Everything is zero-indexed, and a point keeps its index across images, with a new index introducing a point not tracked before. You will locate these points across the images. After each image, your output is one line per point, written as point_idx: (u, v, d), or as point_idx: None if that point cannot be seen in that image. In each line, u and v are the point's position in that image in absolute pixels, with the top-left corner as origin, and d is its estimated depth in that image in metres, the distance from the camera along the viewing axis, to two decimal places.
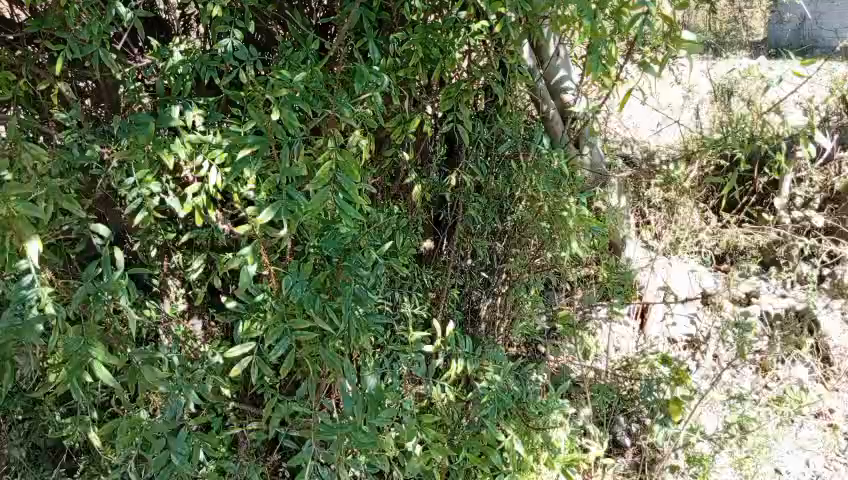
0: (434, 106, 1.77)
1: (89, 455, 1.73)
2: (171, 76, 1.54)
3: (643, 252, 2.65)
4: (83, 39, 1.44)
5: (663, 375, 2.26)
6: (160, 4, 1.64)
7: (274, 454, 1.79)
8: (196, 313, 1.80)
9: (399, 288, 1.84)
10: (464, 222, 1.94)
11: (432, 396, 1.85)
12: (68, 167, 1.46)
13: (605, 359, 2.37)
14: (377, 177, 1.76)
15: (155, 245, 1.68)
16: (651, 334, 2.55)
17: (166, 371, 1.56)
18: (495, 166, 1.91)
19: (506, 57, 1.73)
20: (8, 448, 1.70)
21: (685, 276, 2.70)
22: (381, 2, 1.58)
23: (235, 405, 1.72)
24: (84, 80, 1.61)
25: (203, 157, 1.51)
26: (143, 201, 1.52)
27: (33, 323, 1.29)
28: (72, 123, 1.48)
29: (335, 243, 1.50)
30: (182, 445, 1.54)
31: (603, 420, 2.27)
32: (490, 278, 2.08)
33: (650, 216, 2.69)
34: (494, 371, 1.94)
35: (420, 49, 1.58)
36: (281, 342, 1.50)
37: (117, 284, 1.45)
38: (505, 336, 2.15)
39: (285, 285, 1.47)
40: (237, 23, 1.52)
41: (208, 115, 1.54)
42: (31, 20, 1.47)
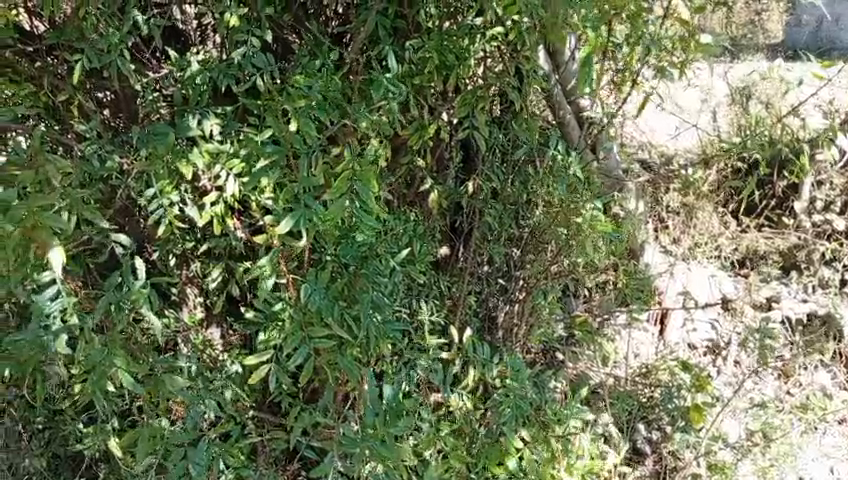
0: (450, 113, 1.77)
1: (108, 464, 1.74)
2: (190, 87, 1.56)
3: (662, 256, 2.62)
4: (102, 49, 1.46)
5: (683, 382, 2.25)
6: (177, 14, 1.63)
7: (294, 462, 1.78)
8: (214, 322, 1.78)
9: (416, 295, 1.83)
10: (481, 229, 1.94)
11: (450, 404, 1.84)
12: (89, 178, 1.48)
13: (624, 366, 2.34)
14: (393, 184, 1.76)
15: (173, 254, 1.68)
16: (671, 340, 2.51)
17: (186, 379, 1.58)
18: (512, 172, 1.89)
19: (522, 63, 1.71)
20: (29, 457, 1.71)
21: (706, 281, 2.65)
22: (396, 10, 1.59)
23: (252, 414, 1.70)
24: (103, 91, 1.61)
25: (221, 167, 1.50)
26: (164, 211, 1.52)
27: (49, 338, 1.35)
28: (92, 134, 1.50)
29: (354, 250, 1.52)
30: (200, 456, 1.58)
31: (623, 428, 2.22)
32: (508, 285, 2.07)
33: (668, 221, 2.69)
34: (511, 378, 1.87)
35: (436, 56, 1.59)
36: (300, 349, 1.51)
37: (139, 294, 1.48)
38: (525, 340, 2.15)
39: (304, 294, 1.48)
40: (255, 32, 1.53)
41: (227, 124, 1.55)
42: (51, 31, 1.49)
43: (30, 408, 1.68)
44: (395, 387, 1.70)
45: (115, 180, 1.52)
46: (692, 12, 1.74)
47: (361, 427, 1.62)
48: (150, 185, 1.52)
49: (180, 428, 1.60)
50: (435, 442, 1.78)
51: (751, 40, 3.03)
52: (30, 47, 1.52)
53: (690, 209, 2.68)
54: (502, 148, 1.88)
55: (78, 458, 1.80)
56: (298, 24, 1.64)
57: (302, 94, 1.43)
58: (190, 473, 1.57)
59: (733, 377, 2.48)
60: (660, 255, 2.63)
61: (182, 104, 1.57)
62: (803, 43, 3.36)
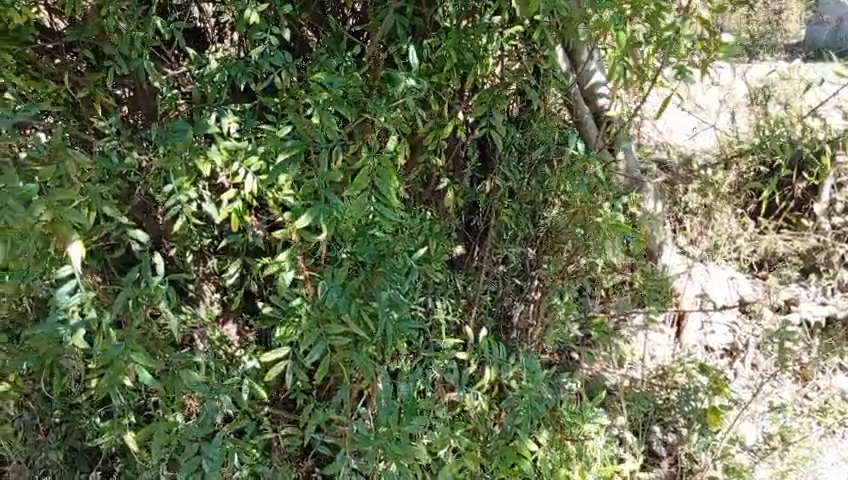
0: (467, 112, 1.76)
1: (125, 458, 1.75)
2: (208, 84, 1.57)
3: (680, 258, 2.59)
4: (123, 48, 1.48)
5: (700, 384, 2.22)
6: (196, 12, 1.65)
7: (308, 460, 1.79)
8: (231, 318, 1.79)
9: (432, 294, 1.82)
10: (497, 228, 1.93)
11: (465, 404, 1.83)
12: (108, 174, 1.48)
13: (640, 367, 2.33)
14: (410, 183, 1.77)
15: (191, 251, 1.70)
16: (688, 342, 2.48)
17: (203, 375, 1.59)
18: (528, 171, 1.88)
19: (540, 62, 1.74)
20: (46, 451, 1.73)
21: (724, 283, 2.63)
22: (414, 8, 1.60)
23: (268, 411, 1.72)
24: (121, 88, 1.63)
25: (239, 164, 1.50)
26: (182, 208, 1.52)
27: (62, 330, 1.35)
28: (111, 130, 1.50)
29: (370, 248, 1.53)
30: (214, 452, 1.55)
31: (639, 430, 2.21)
32: (523, 284, 2.07)
33: (686, 221, 2.65)
34: (526, 379, 1.86)
35: (454, 54, 1.58)
36: (316, 346, 1.50)
37: (156, 289, 1.49)
38: (541, 340, 2.13)
39: (321, 291, 1.49)
40: (273, 30, 1.55)
41: (244, 122, 1.56)
42: (71, 29, 1.51)
43: (48, 402, 1.69)
44: (410, 386, 1.70)
45: (134, 176, 1.54)
46: (713, 11, 1.73)
47: (374, 426, 1.63)
48: (167, 181, 1.52)
49: (195, 423, 1.57)
50: (450, 441, 1.76)
51: (771, 40, 2.93)
52: (50, 44, 1.53)
53: (708, 210, 2.61)
54: (518, 147, 1.86)
55: (95, 451, 1.80)
56: (316, 23, 1.67)
57: (323, 89, 1.44)
58: (204, 469, 1.54)
59: (750, 380, 2.45)
60: (678, 257, 2.59)
61: (200, 102, 1.58)
62: (822, 43, 3.34)
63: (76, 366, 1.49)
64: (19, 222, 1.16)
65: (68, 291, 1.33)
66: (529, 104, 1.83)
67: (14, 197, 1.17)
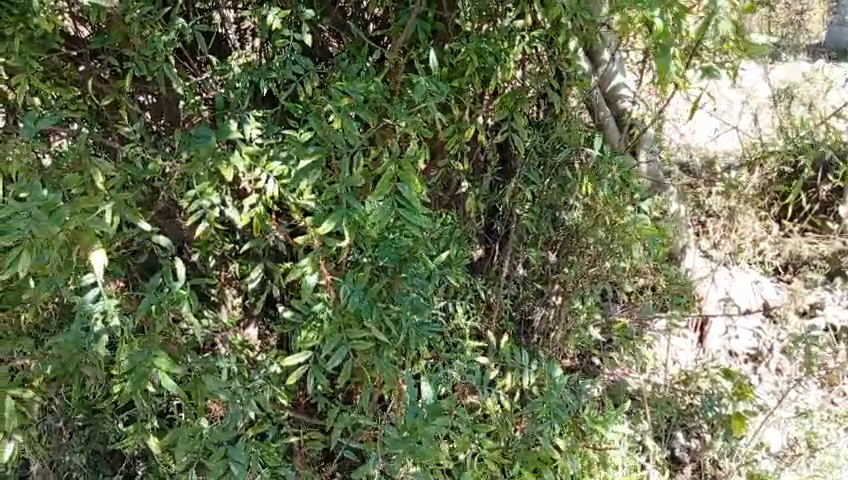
0: (487, 115, 1.75)
1: (147, 462, 1.76)
2: (231, 90, 1.57)
3: (703, 262, 2.57)
4: (147, 56, 1.50)
5: (725, 389, 2.21)
6: (218, 18, 1.65)
7: (331, 464, 1.80)
8: (252, 321, 1.79)
9: (453, 298, 1.82)
10: (518, 231, 1.93)
11: (487, 408, 1.82)
12: (132, 181, 1.50)
13: (663, 371, 2.29)
14: (430, 187, 1.76)
15: (214, 255, 1.71)
16: (711, 346, 2.46)
17: (225, 379, 1.59)
18: (549, 174, 1.86)
19: (564, 66, 1.74)
20: (69, 454, 1.75)
21: (748, 287, 2.58)
22: (435, 13, 1.60)
23: (289, 415, 1.71)
24: (145, 94, 1.65)
25: (261, 169, 1.52)
26: (205, 212, 1.53)
27: (86, 339, 1.39)
28: (136, 136, 1.53)
29: (391, 253, 1.52)
30: (240, 454, 1.57)
31: (662, 436, 2.19)
32: (543, 288, 2.06)
33: (709, 224, 2.62)
34: (549, 384, 1.85)
35: (476, 59, 1.58)
36: (338, 350, 1.51)
37: (181, 295, 1.50)
38: (562, 345, 2.11)
39: (343, 295, 1.49)
40: (295, 36, 1.56)
41: (266, 127, 1.57)
42: (95, 37, 1.52)
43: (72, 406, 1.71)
44: (433, 387, 1.66)
45: (157, 182, 1.54)
46: (739, 13, 1.71)
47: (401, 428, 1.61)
48: (191, 187, 1.53)
49: (218, 428, 1.58)
50: (471, 445, 1.74)
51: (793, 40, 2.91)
52: (75, 50, 1.55)
53: (732, 212, 2.61)
54: (540, 150, 1.84)
55: (116, 455, 1.85)
56: (336, 27, 1.67)
57: (352, 94, 1.45)
58: (232, 472, 1.56)
59: (776, 386, 2.44)
60: (701, 260, 2.56)
61: (223, 107, 1.59)
62: (846, 42, 3.29)
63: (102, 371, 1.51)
64: (43, 230, 1.17)
65: (91, 298, 1.37)
66: (551, 108, 1.83)
67: (37, 209, 1.19)
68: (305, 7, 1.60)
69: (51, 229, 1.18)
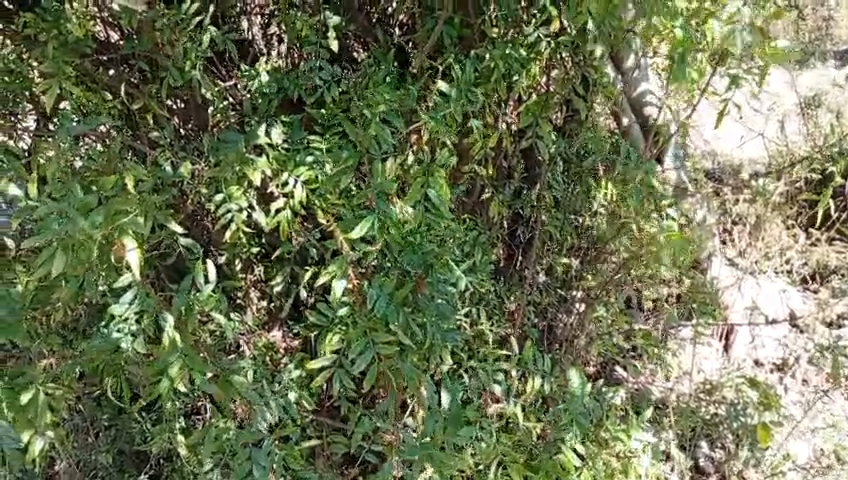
0: (512, 121, 1.75)
1: (171, 463, 1.77)
2: (260, 97, 1.60)
3: (729, 269, 2.47)
4: (178, 59, 1.52)
5: (750, 399, 2.14)
6: (245, 24, 1.66)
7: (354, 467, 1.78)
8: (276, 324, 1.78)
9: (478, 303, 1.82)
10: (542, 237, 1.92)
11: (512, 416, 1.81)
12: (161, 184, 1.52)
13: (687, 380, 2.26)
14: (455, 192, 1.76)
15: (240, 258, 1.72)
16: (736, 355, 2.41)
17: (253, 381, 1.61)
18: (572, 180, 1.87)
19: (591, 71, 1.72)
20: (94, 454, 1.77)
21: (775, 295, 2.54)
22: (461, 19, 1.62)
23: (312, 418, 1.72)
24: (175, 100, 1.65)
25: (289, 174, 1.54)
26: (233, 216, 1.55)
27: (121, 338, 1.44)
28: (165, 141, 1.57)
29: (418, 258, 1.56)
30: (264, 458, 1.58)
31: (687, 444, 2.16)
32: (566, 294, 2.03)
33: (734, 231, 2.53)
34: (573, 392, 1.83)
35: (501, 65, 1.59)
36: (364, 353, 1.52)
37: (209, 298, 1.52)
38: (584, 353, 2.10)
39: (369, 299, 1.50)
40: (323, 43, 1.58)
41: (292, 132, 1.57)
42: (126, 43, 1.55)
43: (99, 406, 1.75)
44: (453, 393, 1.68)
45: (186, 185, 1.57)
46: (767, 18, 1.70)
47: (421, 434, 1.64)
48: (219, 191, 1.57)
49: (244, 429, 1.59)
50: (498, 455, 1.71)
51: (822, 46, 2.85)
52: (106, 56, 1.57)
53: (759, 220, 2.54)
54: (565, 157, 1.84)
55: (142, 455, 1.85)
56: (362, 33, 1.68)
57: (382, 99, 1.50)
58: (254, 475, 1.56)
59: (803, 396, 2.36)
60: (727, 268, 2.47)
61: (251, 113, 1.60)
62: None
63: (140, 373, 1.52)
64: (80, 229, 1.24)
65: (134, 298, 1.42)
66: (576, 114, 1.82)
67: (73, 209, 1.27)
68: (332, 13, 1.62)
69: (86, 229, 1.24)
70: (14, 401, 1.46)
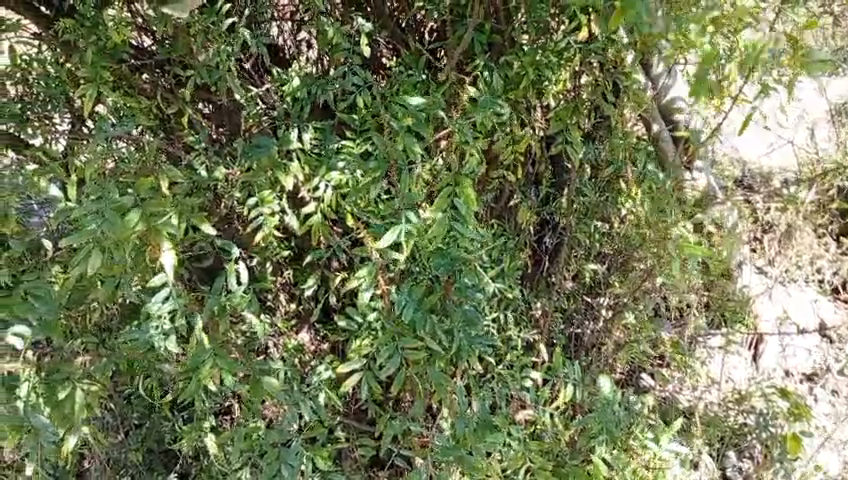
0: (542, 127, 1.75)
1: (200, 462, 1.79)
2: (291, 103, 1.62)
3: (759, 278, 2.43)
4: (213, 65, 1.54)
5: (780, 409, 2.13)
6: (276, 30, 1.67)
7: (383, 470, 1.80)
8: (303, 326, 1.80)
9: (507, 309, 1.82)
10: (571, 243, 1.92)
11: (540, 421, 1.80)
12: (196, 187, 1.55)
13: (716, 389, 2.22)
14: (484, 198, 1.76)
15: (271, 261, 1.73)
16: (765, 366, 2.34)
17: (283, 382, 1.63)
18: (598, 189, 1.86)
19: (622, 78, 1.70)
20: (123, 451, 1.80)
21: (806, 304, 2.47)
22: (492, 25, 1.62)
23: (340, 420, 1.74)
24: (206, 103, 1.68)
25: (320, 179, 1.56)
26: (265, 220, 1.58)
27: (155, 336, 1.47)
28: (201, 145, 1.59)
29: (445, 262, 1.55)
30: (293, 457, 1.60)
31: (715, 454, 2.14)
32: (591, 301, 2.04)
33: (764, 238, 2.47)
34: (602, 401, 1.82)
35: (532, 72, 1.60)
36: (392, 358, 1.55)
37: (241, 299, 1.55)
38: (613, 360, 2.07)
39: (397, 305, 1.53)
40: (355, 48, 1.58)
41: (324, 138, 1.60)
42: (161, 49, 1.57)
43: (129, 404, 1.77)
44: (483, 401, 1.69)
45: (220, 188, 1.60)
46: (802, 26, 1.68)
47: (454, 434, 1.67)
48: (252, 195, 1.60)
49: (277, 428, 1.62)
50: (526, 461, 1.71)
51: None
52: (141, 61, 1.59)
53: (790, 229, 2.49)
54: (593, 163, 1.85)
55: (170, 454, 1.89)
56: (393, 38, 1.67)
57: (415, 104, 1.51)
58: (283, 474, 1.58)
59: (833, 407, 2.36)
60: (757, 276, 2.42)
61: (283, 117, 1.63)
62: None
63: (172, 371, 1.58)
64: (118, 230, 1.29)
65: (169, 297, 1.44)
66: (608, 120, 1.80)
67: (109, 210, 1.30)
68: (363, 19, 1.62)
69: (126, 228, 1.30)
70: (52, 396, 1.50)
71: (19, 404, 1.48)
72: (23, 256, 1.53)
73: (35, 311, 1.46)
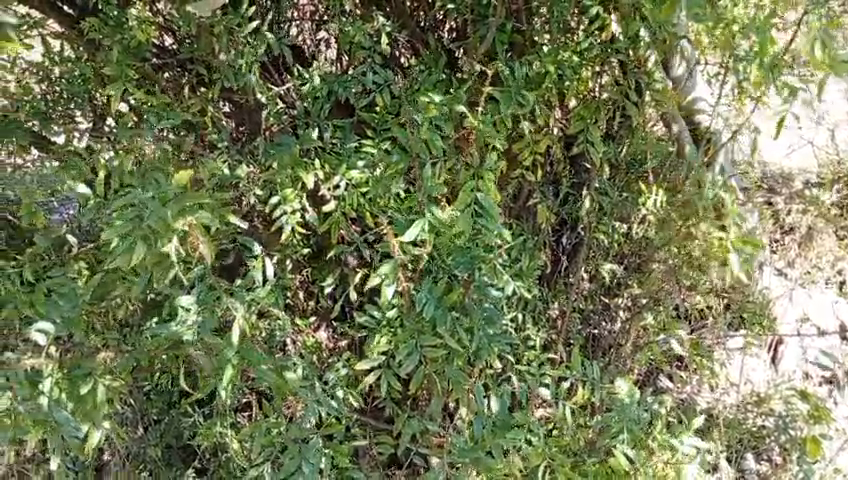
0: (561, 127, 1.75)
1: (218, 457, 1.81)
2: (312, 101, 1.63)
3: (779, 280, 2.41)
4: (234, 63, 1.55)
5: (800, 412, 2.11)
6: (295, 30, 1.68)
7: (401, 469, 1.81)
8: (322, 324, 1.81)
9: (525, 309, 1.83)
10: (589, 243, 1.92)
11: (559, 421, 1.81)
12: (220, 186, 1.57)
13: (735, 392, 2.19)
14: (503, 197, 1.77)
15: (290, 259, 1.73)
16: (785, 368, 2.35)
17: (302, 379, 1.64)
18: (618, 190, 1.87)
19: (643, 77, 1.70)
20: (143, 447, 1.81)
21: (827, 306, 2.44)
22: (513, 25, 1.62)
23: (357, 417, 1.76)
24: (226, 102, 1.68)
25: (340, 177, 1.57)
26: (287, 218, 1.60)
27: (182, 331, 1.49)
28: (223, 144, 1.61)
29: (467, 260, 1.56)
30: (312, 454, 1.61)
31: (734, 456, 2.14)
32: (609, 302, 2.04)
33: (785, 240, 2.45)
34: (621, 401, 1.82)
35: (553, 71, 1.59)
36: (412, 355, 1.56)
37: (266, 296, 1.59)
38: (631, 362, 2.06)
39: (418, 302, 1.53)
40: (376, 47, 1.58)
41: (344, 137, 1.61)
42: (184, 48, 1.58)
43: (149, 401, 1.79)
44: (502, 400, 1.69)
45: (242, 187, 1.60)
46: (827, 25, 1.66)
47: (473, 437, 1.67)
48: (273, 193, 1.61)
49: (297, 424, 1.63)
50: (545, 457, 1.70)
51: None
52: (163, 60, 1.61)
53: (811, 231, 2.44)
54: (613, 163, 1.84)
55: (189, 449, 1.88)
56: (413, 37, 1.68)
57: (435, 105, 1.50)
58: (303, 471, 1.59)
59: None
60: (776, 279, 2.40)
61: (304, 116, 1.64)
62: None
63: (202, 363, 1.55)
64: (161, 222, 1.32)
65: (199, 293, 1.51)
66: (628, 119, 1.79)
67: (153, 201, 1.33)
68: (384, 18, 1.63)
69: (166, 220, 1.32)
70: (74, 391, 1.50)
71: (43, 399, 1.46)
72: (45, 253, 1.55)
73: (59, 307, 1.48)
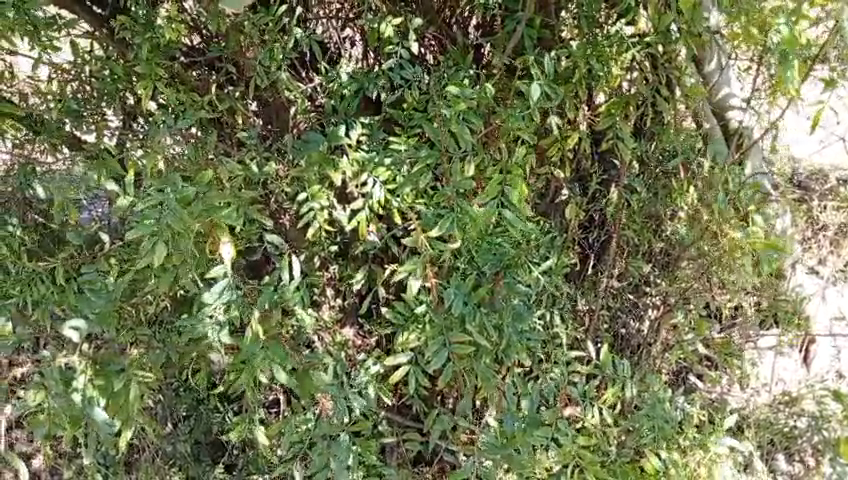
0: (591, 122, 1.73)
1: (247, 453, 1.83)
2: (340, 99, 1.63)
3: (811, 279, 2.32)
4: (267, 63, 1.56)
5: (832, 413, 2.08)
6: (319, 28, 1.65)
7: (431, 466, 1.83)
8: (348, 321, 1.81)
9: (554, 307, 1.81)
10: (619, 238, 1.92)
11: (587, 419, 1.80)
12: (249, 183, 1.58)
13: (766, 392, 2.15)
14: (531, 194, 1.76)
15: (318, 255, 1.74)
16: (818, 369, 2.24)
17: (331, 376, 1.65)
18: (647, 186, 1.85)
19: (674, 72, 1.66)
20: (172, 443, 1.83)
21: None
22: (542, 20, 1.62)
23: (385, 414, 1.76)
24: (254, 101, 1.67)
25: (368, 174, 1.57)
26: (315, 215, 1.61)
27: (208, 328, 1.52)
28: (252, 141, 1.59)
29: (497, 258, 1.55)
30: (342, 451, 1.63)
31: (765, 455, 2.11)
32: (638, 300, 2.02)
33: (817, 238, 2.38)
34: (649, 407, 1.83)
35: (583, 66, 1.58)
36: (439, 352, 1.56)
37: (294, 293, 1.60)
38: (660, 360, 2.04)
39: (447, 298, 1.53)
40: (405, 44, 1.58)
41: (372, 133, 1.62)
42: (214, 46, 1.59)
43: (177, 398, 1.81)
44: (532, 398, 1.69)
45: (271, 183, 1.61)
46: None
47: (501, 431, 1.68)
48: (302, 190, 1.62)
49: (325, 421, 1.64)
50: (574, 455, 1.71)
51: None
52: (192, 58, 1.62)
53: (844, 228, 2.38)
54: (642, 159, 1.83)
55: (217, 444, 1.89)
56: (441, 34, 1.67)
57: (466, 102, 1.49)
58: (331, 466, 1.62)
59: None
60: (809, 278, 2.32)
61: (332, 113, 1.63)
62: None
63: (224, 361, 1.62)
64: (178, 220, 1.32)
65: (224, 290, 1.49)
66: (660, 115, 1.76)
67: (173, 201, 1.33)
68: (412, 14, 1.62)
69: (185, 219, 1.32)
70: (108, 387, 1.54)
71: (77, 396, 1.52)
72: (79, 250, 1.56)
73: (91, 304, 1.50)
